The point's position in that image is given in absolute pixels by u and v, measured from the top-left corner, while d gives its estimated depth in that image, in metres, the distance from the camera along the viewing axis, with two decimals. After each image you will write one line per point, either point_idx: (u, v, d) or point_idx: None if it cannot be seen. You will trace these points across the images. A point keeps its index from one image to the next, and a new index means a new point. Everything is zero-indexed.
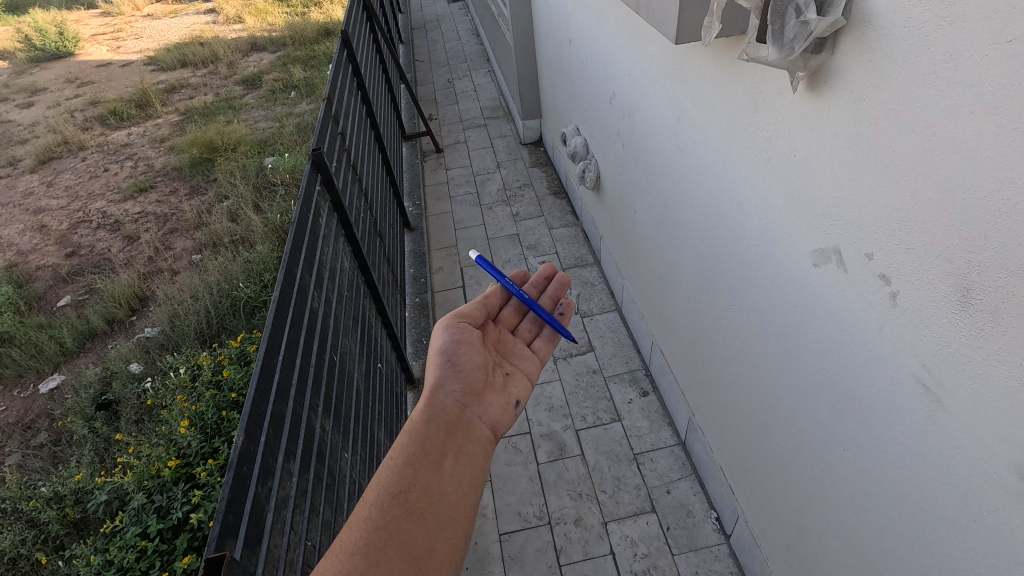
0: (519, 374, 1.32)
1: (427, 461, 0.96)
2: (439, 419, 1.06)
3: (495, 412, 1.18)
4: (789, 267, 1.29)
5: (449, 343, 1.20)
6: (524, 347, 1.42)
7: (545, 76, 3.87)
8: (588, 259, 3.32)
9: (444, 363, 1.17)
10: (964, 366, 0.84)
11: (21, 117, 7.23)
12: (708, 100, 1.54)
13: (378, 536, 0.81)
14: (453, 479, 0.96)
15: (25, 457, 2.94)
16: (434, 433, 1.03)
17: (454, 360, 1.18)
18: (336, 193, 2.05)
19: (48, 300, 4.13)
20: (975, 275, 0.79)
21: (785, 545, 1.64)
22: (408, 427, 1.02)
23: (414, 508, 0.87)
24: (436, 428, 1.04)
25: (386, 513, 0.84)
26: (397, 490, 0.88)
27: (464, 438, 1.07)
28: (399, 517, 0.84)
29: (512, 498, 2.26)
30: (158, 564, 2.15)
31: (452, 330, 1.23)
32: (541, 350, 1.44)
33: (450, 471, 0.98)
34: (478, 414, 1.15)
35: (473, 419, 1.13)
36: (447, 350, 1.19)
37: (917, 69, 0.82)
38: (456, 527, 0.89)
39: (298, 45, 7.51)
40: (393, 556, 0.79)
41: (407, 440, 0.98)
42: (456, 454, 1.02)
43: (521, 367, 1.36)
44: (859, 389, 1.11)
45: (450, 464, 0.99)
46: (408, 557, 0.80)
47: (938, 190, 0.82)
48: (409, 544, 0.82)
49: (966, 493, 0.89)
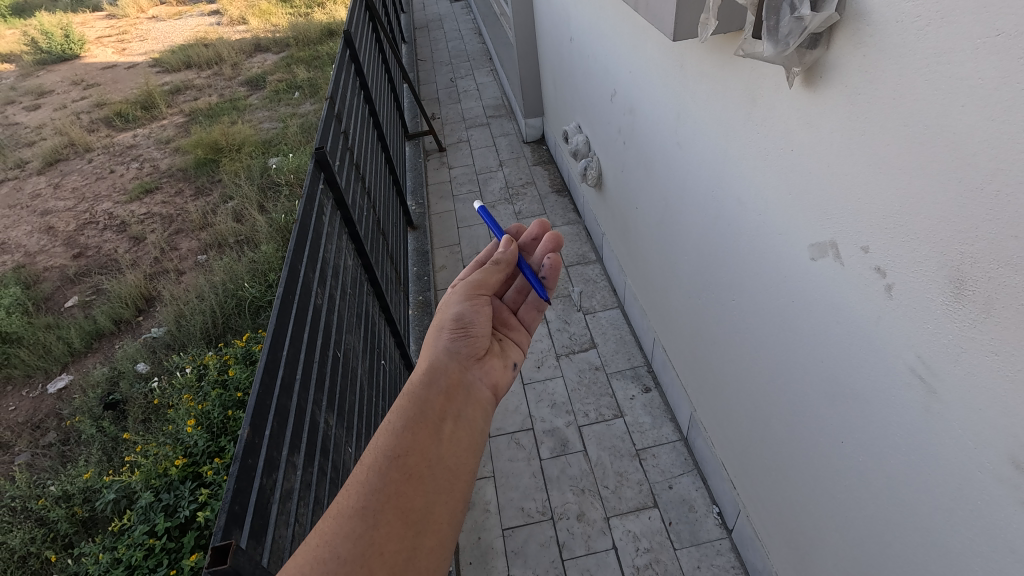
0: (513, 341, 1.31)
1: (428, 423, 0.92)
2: (442, 381, 1.02)
3: (496, 374, 1.15)
4: (787, 260, 1.30)
5: (466, 310, 1.16)
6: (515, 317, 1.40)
7: (547, 74, 3.88)
8: (590, 256, 3.33)
9: (457, 329, 1.13)
10: (960, 355, 0.85)
11: (29, 120, 7.30)
12: (707, 96, 1.55)
13: (376, 500, 0.79)
14: (453, 442, 0.93)
15: (33, 456, 2.98)
16: (436, 394, 0.99)
17: (467, 327, 1.14)
18: (338, 191, 2.07)
19: (56, 300, 4.18)
20: (968, 266, 0.80)
21: (787, 539, 1.64)
22: (408, 388, 0.97)
23: (413, 472, 0.84)
24: (438, 390, 1.00)
25: (385, 476, 0.82)
26: (397, 454, 0.85)
27: (466, 400, 1.03)
28: (398, 480, 0.82)
29: (515, 494, 2.28)
30: (166, 562, 2.17)
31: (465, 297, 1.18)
32: (529, 316, 1.43)
33: (450, 434, 0.94)
34: (481, 376, 1.12)
35: (475, 381, 1.10)
36: (461, 316, 1.14)
37: (910, 64, 0.83)
38: (455, 490, 0.88)
39: (302, 45, 7.54)
40: (391, 520, 0.78)
41: (408, 401, 0.94)
42: (457, 416, 0.98)
43: (514, 335, 1.34)
44: (857, 381, 1.12)
45: (452, 427, 0.95)
46: (406, 522, 0.79)
47: (930, 182, 0.84)
48: (407, 508, 0.80)
49: (961, 484, 0.90)
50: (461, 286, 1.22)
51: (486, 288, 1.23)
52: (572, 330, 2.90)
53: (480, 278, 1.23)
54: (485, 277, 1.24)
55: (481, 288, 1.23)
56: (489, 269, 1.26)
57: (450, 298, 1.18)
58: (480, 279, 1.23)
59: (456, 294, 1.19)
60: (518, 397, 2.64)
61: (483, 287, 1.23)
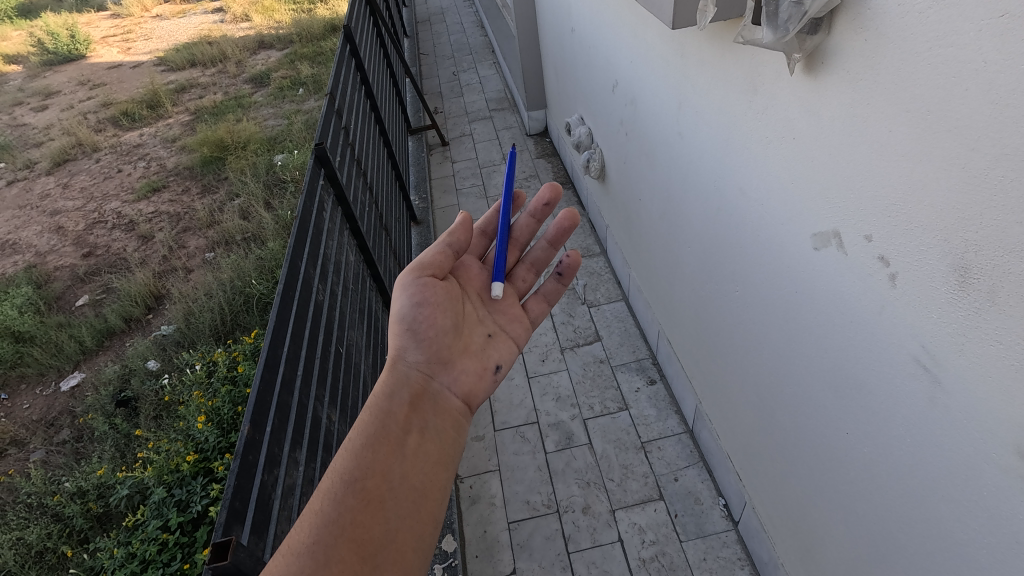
0: (503, 336, 1.29)
1: (388, 441, 0.97)
2: (404, 392, 1.06)
3: (467, 381, 1.18)
4: (789, 251, 1.29)
5: (419, 305, 1.13)
6: (516, 305, 1.37)
7: (550, 66, 3.85)
8: (594, 248, 3.31)
9: (405, 330, 1.12)
10: (964, 345, 0.83)
11: (37, 121, 7.34)
12: (708, 85, 1.53)
13: (329, 532, 0.80)
14: (416, 460, 0.97)
15: (49, 453, 3.02)
16: (399, 406, 1.03)
17: (415, 324, 1.12)
18: (339, 187, 2.06)
19: (67, 299, 4.21)
20: (972, 255, 0.78)
21: (792, 531, 1.63)
22: (369, 402, 1.01)
23: (372, 497, 0.88)
24: (399, 402, 1.04)
25: (342, 504, 0.84)
26: (354, 478, 0.88)
27: (430, 412, 1.08)
28: (355, 507, 0.85)
29: (521, 487, 2.28)
30: (179, 556, 2.19)
31: (412, 292, 1.13)
32: (532, 309, 1.39)
33: (413, 449, 0.99)
34: (451, 382, 1.15)
35: (442, 389, 1.13)
36: (406, 313, 1.12)
37: (910, 48, 0.82)
38: (416, 513, 0.91)
39: (305, 42, 7.53)
40: (346, 554, 0.79)
41: (369, 417, 0.98)
42: (421, 430, 1.03)
43: (509, 331, 1.32)
44: (861, 373, 1.11)
45: (414, 443, 1.00)
46: (362, 554, 0.81)
47: (935, 172, 0.82)
48: (363, 540, 0.83)
49: (967, 474, 0.88)
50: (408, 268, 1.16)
51: (428, 267, 1.17)
52: (576, 323, 2.89)
53: (422, 259, 1.18)
54: (432, 256, 1.19)
55: (424, 268, 1.17)
56: (444, 250, 1.21)
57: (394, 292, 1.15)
58: (421, 259, 1.18)
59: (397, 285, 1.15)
60: (523, 391, 2.64)
61: (432, 268, 1.18)
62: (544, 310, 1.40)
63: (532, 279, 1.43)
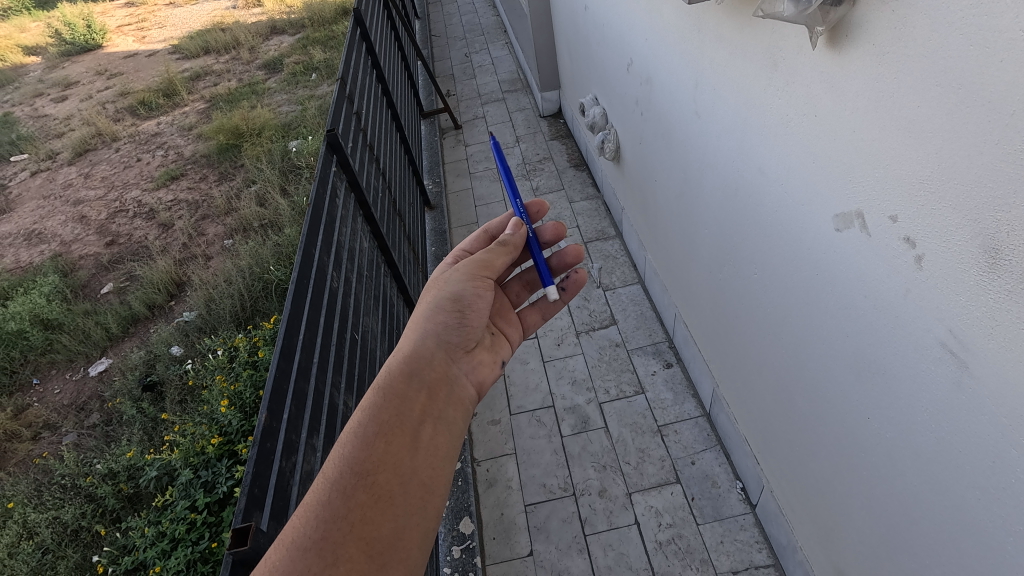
0: (503, 335, 1.34)
1: (403, 432, 0.94)
2: (425, 374, 1.05)
3: (482, 371, 1.18)
4: (810, 231, 1.25)
5: (465, 291, 1.15)
6: (512, 313, 1.43)
7: (563, 46, 3.77)
8: (609, 231, 3.27)
9: (453, 311, 1.13)
10: (995, 327, 0.80)
11: (57, 111, 7.44)
12: (726, 60, 1.48)
13: (337, 529, 0.78)
14: (429, 452, 0.94)
15: (80, 436, 3.12)
16: (417, 391, 1.01)
17: (464, 308, 1.15)
18: (352, 173, 2.06)
19: (92, 287, 4.30)
20: (1005, 234, 0.75)
21: (812, 515, 1.62)
22: (383, 384, 0.98)
23: (381, 492, 0.85)
24: (418, 388, 1.01)
25: (350, 499, 0.82)
26: (363, 471, 0.86)
27: (446, 400, 1.05)
28: (364, 503, 0.82)
29: (537, 470, 2.29)
30: (208, 535, 2.25)
31: (473, 281, 1.18)
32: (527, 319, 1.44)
33: (427, 441, 0.96)
34: (467, 371, 1.15)
35: (460, 376, 1.12)
36: (460, 297, 1.14)
37: (943, 17, 0.77)
38: (425, 508, 0.88)
39: (317, 26, 7.48)
40: (354, 553, 0.77)
41: (388, 401, 0.96)
42: (435, 420, 1.00)
43: (507, 330, 1.37)
44: (885, 359, 1.08)
45: (428, 433, 0.97)
46: (370, 553, 0.79)
47: (965, 148, 0.78)
48: (371, 538, 0.80)
49: (995, 462, 0.86)
50: (468, 263, 1.20)
51: (493, 269, 1.23)
52: (592, 307, 2.88)
53: (488, 258, 1.23)
54: (492, 257, 1.24)
55: (488, 269, 1.22)
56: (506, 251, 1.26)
57: (450, 274, 1.17)
58: (488, 258, 1.23)
59: (459, 270, 1.18)
60: (539, 375, 2.64)
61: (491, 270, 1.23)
62: (537, 321, 1.44)
63: (525, 295, 1.51)
